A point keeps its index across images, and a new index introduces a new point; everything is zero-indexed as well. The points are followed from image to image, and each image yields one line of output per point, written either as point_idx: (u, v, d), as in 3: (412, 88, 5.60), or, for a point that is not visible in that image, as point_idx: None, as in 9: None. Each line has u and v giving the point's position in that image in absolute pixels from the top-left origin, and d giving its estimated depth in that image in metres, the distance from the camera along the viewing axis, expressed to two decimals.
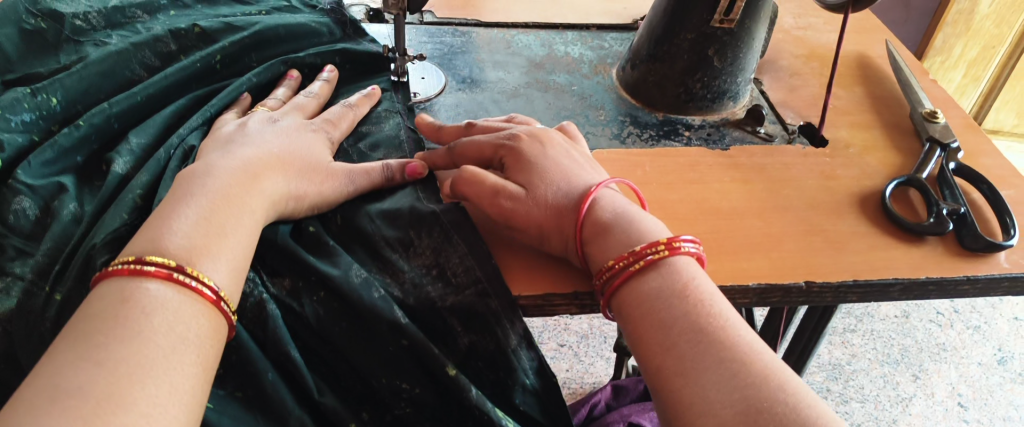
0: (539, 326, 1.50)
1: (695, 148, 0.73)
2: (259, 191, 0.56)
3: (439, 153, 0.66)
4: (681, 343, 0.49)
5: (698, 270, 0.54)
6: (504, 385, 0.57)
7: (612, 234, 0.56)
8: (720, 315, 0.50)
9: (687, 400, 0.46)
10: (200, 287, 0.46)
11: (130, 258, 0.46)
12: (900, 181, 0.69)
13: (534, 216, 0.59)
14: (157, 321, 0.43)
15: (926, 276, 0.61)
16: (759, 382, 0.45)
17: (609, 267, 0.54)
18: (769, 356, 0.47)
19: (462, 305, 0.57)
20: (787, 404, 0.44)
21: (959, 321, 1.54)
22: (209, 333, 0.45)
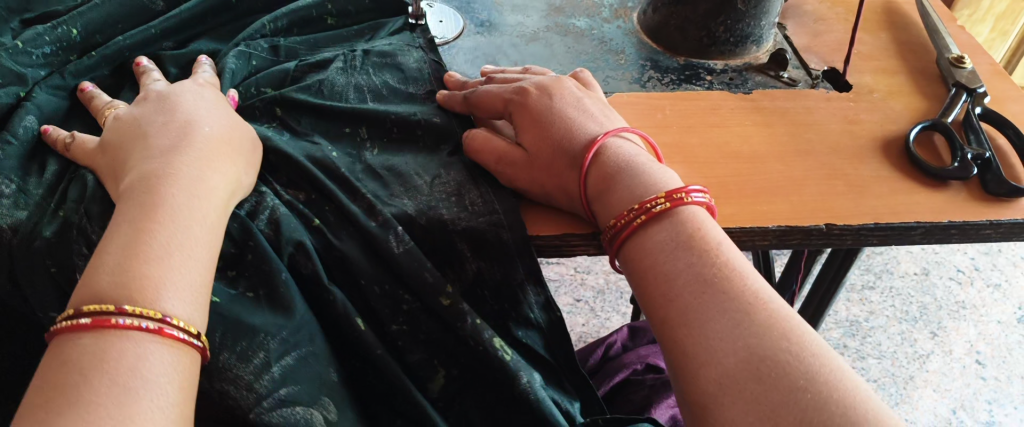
0: (557, 281, 1.51)
1: (716, 92, 0.72)
2: (177, 174, 0.50)
3: (454, 99, 0.66)
4: (683, 295, 0.47)
5: (707, 219, 0.52)
6: (506, 317, 0.57)
7: (617, 189, 0.56)
8: (728, 263, 0.48)
9: (689, 352, 0.45)
10: (164, 327, 0.42)
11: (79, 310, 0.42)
12: (924, 125, 0.67)
13: (538, 175, 0.59)
14: (137, 366, 0.40)
15: (948, 220, 0.61)
16: (763, 330, 0.43)
17: (612, 224, 0.54)
18: (776, 304, 0.45)
19: (474, 229, 0.57)
20: (791, 352, 0.42)
21: (980, 279, 1.53)
22: (186, 374, 0.42)
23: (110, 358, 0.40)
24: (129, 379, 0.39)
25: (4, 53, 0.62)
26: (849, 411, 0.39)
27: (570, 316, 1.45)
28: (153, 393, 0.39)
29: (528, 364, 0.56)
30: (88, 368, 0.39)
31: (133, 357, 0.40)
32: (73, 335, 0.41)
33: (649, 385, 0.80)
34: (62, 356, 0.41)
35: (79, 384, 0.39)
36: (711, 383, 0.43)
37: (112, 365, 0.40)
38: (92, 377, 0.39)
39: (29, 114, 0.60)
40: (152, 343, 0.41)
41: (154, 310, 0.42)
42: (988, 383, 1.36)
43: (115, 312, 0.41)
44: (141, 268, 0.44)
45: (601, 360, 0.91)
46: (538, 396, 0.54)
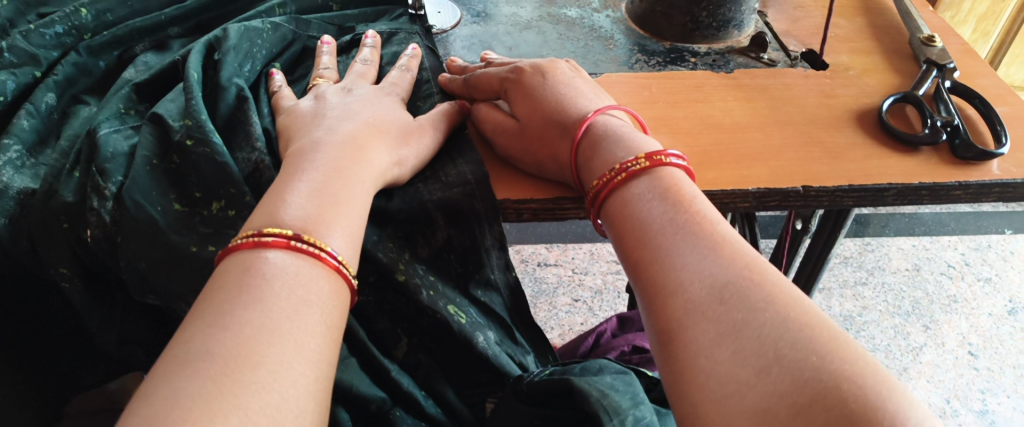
0: (554, 283, 1.54)
1: (700, 71, 0.76)
2: (364, 159, 0.55)
3: (455, 81, 0.70)
4: (657, 236, 0.47)
5: (686, 179, 0.51)
6: (468, 278, 0.62)
7: (600, 155, 0.57)
8: (700, 211, 0.48)
9: (659, 285, 0.44)
10: (319, 253, 0.45)
11: (250, 233, 0.45)
12: (897, 97, 0.72)
13: (529, 144, 0.61)
14: (280, 287, 0.42)
15: (919, 182, 0.64)
16: (729, 263, 0.43)
17: (594, 185, 0.53)
18: (742, 244, 0.45)
19: (447, 200, 0.60)
20: (753, 280, 0.42)
21: (971, 273, 1.56)
22: (331, 296, 0.44)
23: (245, 276, 0.43)
24: (305, 293, 0.42)
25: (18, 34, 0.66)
26: (805, 329, 0.39)
27: (568, 315, 1.48)
28: (319, 310, 0.42)
29: (483, 322, 0.61)
30: (266, 276, 0.42)
31: (308, 276, 0.43)
32: (241, 250, 0.44)
33: (635, 363, 0.83)
34: (225, 270, 0.44)
35: (241, 294, 0.41)
36: (676, 310, 0.42)
37: (289, 276, 0.43)
38: (268, 281, 0.42)
39: (50, 91, 0.64)
40: (319, 269, 0.44)
41: (321, 242, 0.46)
42: (981, 374, 1.38)
43: (293, 237, 0.45)
44: (286, 199, 0.48)
45: (591, 348, 0.93)
46: (492, 352, 0.60)
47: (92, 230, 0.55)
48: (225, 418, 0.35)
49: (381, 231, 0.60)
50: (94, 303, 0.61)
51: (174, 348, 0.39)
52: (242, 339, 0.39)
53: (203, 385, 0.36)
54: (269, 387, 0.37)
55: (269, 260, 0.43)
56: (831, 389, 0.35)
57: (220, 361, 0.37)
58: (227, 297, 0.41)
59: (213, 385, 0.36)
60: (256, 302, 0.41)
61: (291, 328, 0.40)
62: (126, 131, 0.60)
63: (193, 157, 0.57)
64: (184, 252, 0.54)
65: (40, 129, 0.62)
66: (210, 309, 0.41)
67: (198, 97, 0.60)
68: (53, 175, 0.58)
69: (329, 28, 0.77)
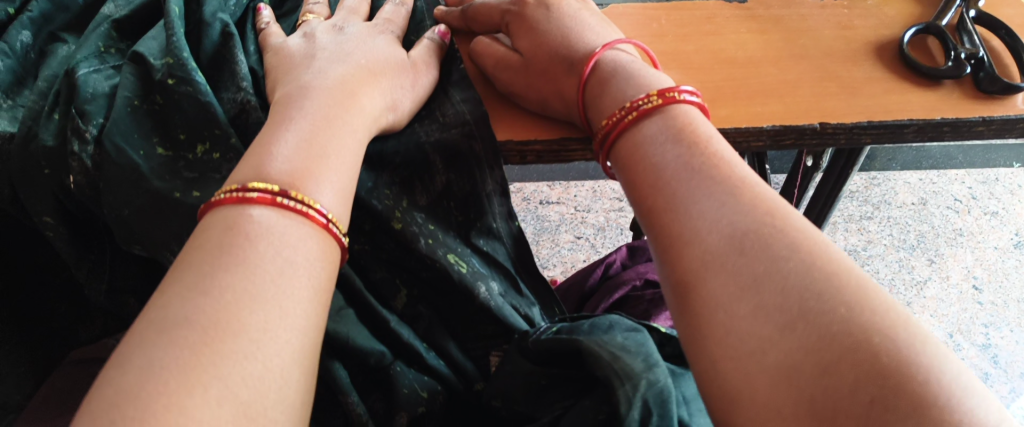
0: (557, 220, 1.52)
1: (712, 2, 0.73)
2: (355, 105, 0.52)
3: (454, 14, 0.66)
4: (672, 181, 0.44)
5: (700, 117, 0.49)
6: (470, 226, 0.59)
7: (609, 91, 0.54)
8: (717, 153, 0.45)
9: (675, 234, 0.42)
10: (306, 210, 0.43)
11: (233, 187, 0.42)
12: (918, 28, 0.68)
13: (532, 81, 0.58)
14: (265, 247, 0.40)
15: (941, 118, 0.61)
16: (749, 210, 0.41)
17: (604, 124, 0.51)
18: (762, 188, 0.42)
19: (446, 142, 0.58)
20: (775, 227, 0.39)
21: (977, 207, 1.54)
22: (319, 255, 0.42)
23: (229, 236, 0.40)
24: (291, 254, 0.40)
25: None
26: (832, 277, 0.36)
27: (571, 252, 1.47)
28: (307, 273, 0.40)
29: (487, 272, 0.59)
30: (251, 235, 0.40)
31: (295, 236, 0.41)
32: (222, 206, 0.42)
33: (648, 301, 0.80)
34: (207, 227, 0.41)
35: (223, 255, 0.39)
36: (694, 260, 0.40)
37: (275, 236, 0.41)
38: (253, 242, 0.40)
39: (24, 28, 0.60)
40: (308, 227, 0.42)
41: (311, 200, 0.43)
42: (985, 308, 1.37)
43: (279, 193, 0.42)
44: (273, 149, 0.46)
45: (601, 280, 0.88)
46: (495, 303, 0.58)
47: (74, 177, 0.52)
48: (204, 391, 0.33)
49: (378, 175, 0.57)
50: (82, 250, 0.58)
51: (153, 311, 0.37)
52: (223, 306, 0.37)
53: (181, 354, 0.34)
54: (251, 357, 0.35)
55: (254, 218, 0.41)
56: (862, 343, 0.33)
57: (201, 330, 0.35)
58: (208, 257, 0.39)
59: (189, 356, 0.34)
60: (239, 263, 0.39)
61: (276, 293, 0.38)
62: (106, 70, 0.57)
63: (175, 97, 0.53)
64: (168, 199, 0.51)
65: (16, 70, 0.59)
66: (191, 270, 0.38)
67: (181, 31, 0.56)
68: (32, 119, 0.55)
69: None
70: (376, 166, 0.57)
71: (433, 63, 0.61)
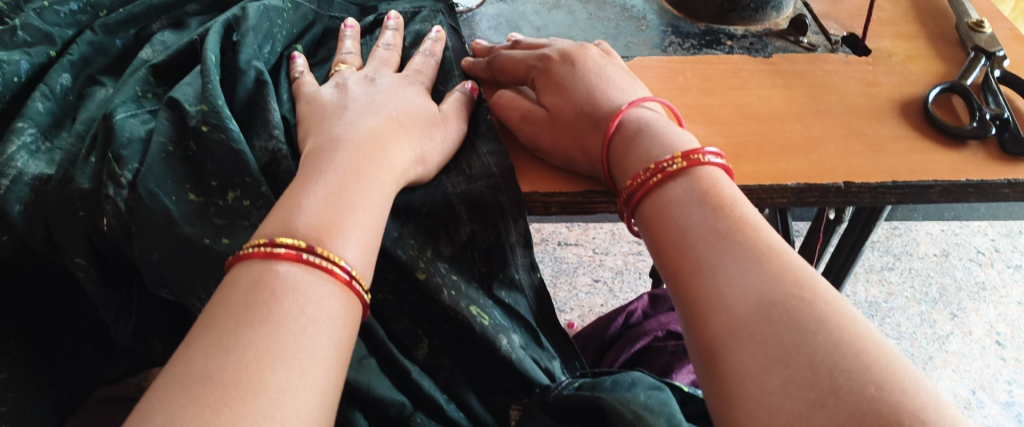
0: (575, 262, 1.52)
1: (737, 56, 0.73)
2: (384, 159, 0.53)
3: (481, 65, 0.68)
4: (697, 245, 0.45)
5: (725, 179, 0.50)
6: (492, 278, 0.59)
7: (634, 150, 0.55)
8: (743, 218, 0.46)
9: (702, 300, 0.43)
10: (329, 267, 0.43)
11: (261, 241, 0.43)
12: (943, 87, 0.68)
13: (557, 137, 0.59)
14: (289, 304, 0.40)
15: (966, 179, 0.61)
16: (776, 278, 0.41)
17: (628, 185, 0.52)
18: (790, 256, 0.43)
19: (472, 194, 0.59)
20: (802, 298, 0.40)
21: (1000, 260, 1.52)
22: (342, 313, 0.42)
23: (256, 291, 0.41)
24: (314, 312, 0.41)
25: (32, 12, 0.65)
26: (860, 354, 0.37)
27: (588, 296, 1.46)
28: (329, 331, 0.41)
29: (508, 325, 0.59)
30: (276, 292, 0.41)
31: (319, 293, 0.42)
32: (250, 260, 0.43)
33: (671, 352, 0.80)
34: (234, 281, 0.42)
35: (248, 312, 0.40)
36: (722, 327, 0.41)
37: (299, 293, 0.41)
38: (277, 299, 0.40)
39: (65, 71, 0.63)
40: (332, 284, 0.43)
41: (337, 256, 0.44)
42: (1009, 364, 1.35)
43: (306, 249, 0.43)
44: (300, 202, 0.47)
45: (622, 328, 0.88)
46: (517, 356, 0.58)
47: (108, 219, 0.54)
48: None
49: (404, 226, 0.58)
50: (111, 293, 0.59)
51: (177, 367, 0.37)
52: (246, 364, 0.37)
53: (201, 414, 0.35)
54: (271, 418, 0.36)
55: (280, 274, 0.42)
56: (891, 424, 0.33)
57: (219, 389, 0.36)
58: (234, 313, 0.40)
59: (209, 415, 0.35)
60: (263, 321, 0.39)
61: (298, 352, 0.39)
62: (143, 115, 0.59)
63: (208, 144, 0.56)
64: (198, 244, 0.52)
65: (55, 112, 0.62)
66: (216, 326, 0.39)
67: (216, 79, 0.59)
68: (69, 161, 0.57)
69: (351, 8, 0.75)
70: (402, 216, 0.59)
71: (462, 115, 0.63)
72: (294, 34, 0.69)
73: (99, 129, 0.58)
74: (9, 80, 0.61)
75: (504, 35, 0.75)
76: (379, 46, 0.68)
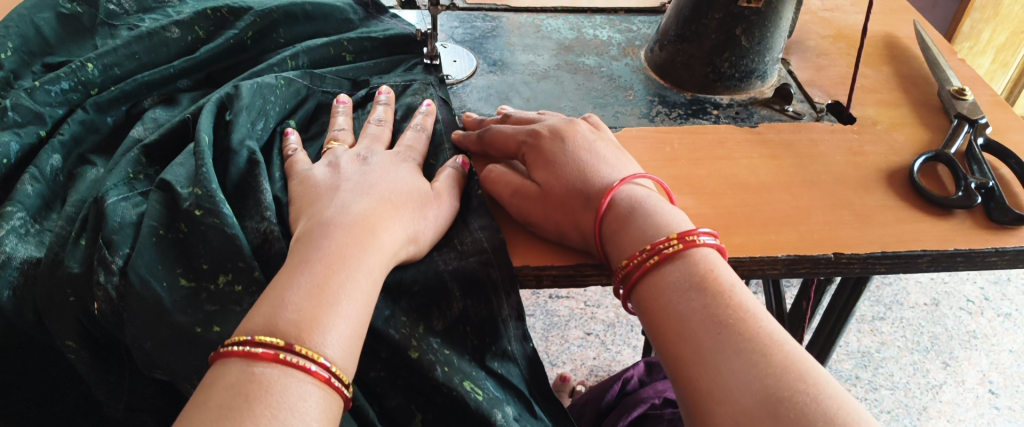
0: (566, 315, 1.52)
1: (723, 125, 0.74)
2: (374, 243, 0.53)
3: (471, 138, 0.68)
4: (698, 334, 0.46)
5: (719, 261, 0.51)
6: (484, 350, 0.58)
7: (628, 229, 0.56)
8: (741, 305, 0.47)
9: (707, 392, 0.44)
10: (306, 365, 0.43)
11: (243, 338, 0.44)
12: (927, 156, 0.69)
13: (551, 211, 0.60)
14: (263, 408, 0.41)
15: (954, 248, 0.62)
16: (779, 370, 0.42)
17: (623, 265, 0.53)
18: (791, 346, 0.44)
19: (464, 270, 0.59)
20: (807, 393, 0.41)
21: (990, 308, 1.53)
22: (317, 414, 0.42)
23: (235, 394, 0.42)
24: (288, 416, 0.41)
25: (22, 92, 0.65)
26: None
27: (581, 349, 1.45)
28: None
29: (501, 397, 0.57)
30: (251, 397, 0.41)
31: (295, 395, 0.42)
32: (231, 358, 0.44)
33: (668, 419, 0.82)
34: (214, 381, 0.43)
35: (222, 418, 0.40)
36: (728, 422, 0.42)
37: (274, 396, 0.42)
38: (252, 404, 0.41)
39: (55, 152, 0.63)
40: (309, 384, 0.43)
41: (315, 353, 0.44)
42: (1003, 413, 1.34)
43: (283, 348, 0.43)
44: (285, 295, 0.47)
45: (619, 394, 0.92)
46: None
47: (99, 305, 0.54)
48: None
49: (395, 304, 0.58)
50: (102, 372, 0.59)
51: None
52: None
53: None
54: None
55: (256, 376, 0.42)
56: None
57: None
58: (209, 418, 0.40)
59: None
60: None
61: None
62: (134, 198, 0.59)
63: (201, 228, 0.55)
64: (190, 333, 0.53)
65: (45, 193, 0.61)
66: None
67: (210, 163, 0.59)
68: (58, 244, 0.57)
69: (343, 82, 0.75)
70: (394, 294, 0.58)
71: (454, 192, 0.63)
72: (286, 110, 0.69)
73: (89, 212, 0.58)
74: None
75: (494, 107, 0.76)
76: (370, 122, 0.69)
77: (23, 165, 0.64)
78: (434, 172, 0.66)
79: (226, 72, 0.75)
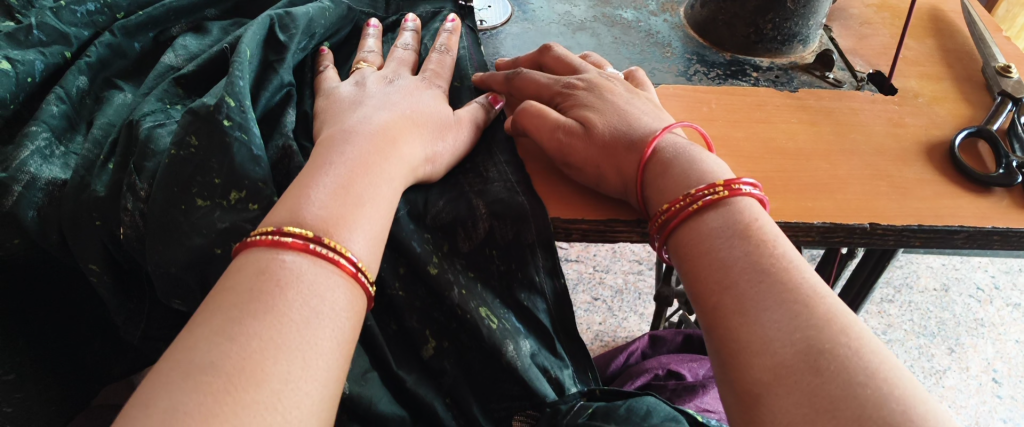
0: (574, 278, 1.51)
1: (762, 88, 0.73)
2: (395, 154, 0.52)
3: (498, 78, 0.66)
4: (739, 282, 0.45)
5: (760, 211, 0.50)
6: (512, 278, 0.57)
7: (671, 173, 0.54)
8: (784, 256, 0.46)
9: (744, 342, 0.42)
10: (335, 257, 0.42)
11: (269, 229, 0.43)
12: (969, 132, 0.67)
13: (592, 154, 0.58)
14: (294, 295, 0.40)
15: (992, 225, 0.60)
16: (822, 323, 0.41)
17: (664, 210, 0.52)
18: (833, 300, 0.43)
19: (490, 192, 0.58)
20: (851, 347, 0.40)
21: (1000, 297, 1.52)
22: (345, 306, 0.42)
23: (270, 279, 0.40)
24: (318, 303, 0.40)
25: (48, 11, 0.64)
26: (910, 411, 0.36)
27: (587, 313, 1.45)
28: (332, 322, 0.40)
29: (521, 330, 0.57)
30: (282, 281, 0.40)
31: (323, 285, 0.41)
32: (257, 247, 0.42)
33: (672, 389, 0.83)
34: (239, 269, 0.42)
35: (252, 300, 0.39)
36: (766, 372, 0.41)
37: (305, 283, 0.41)
38: (284, 289, 0.40)
39: (80, 74, 0.61)
40: (335, 275, 0.42)
41: (342, 247, 0.43)
42: (1004, 402, 1.33)
43: (313, 239, 0.42)
44: (310, 192, 0.46)
45: (623, 366, 0.94)
46: (522, 363, 0.55)
47: (124, 229, 0.54)
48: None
49: (419, 222, 0.57)
50: (123, 299, 0.58)
51: (181, 349, 0.37)
52: (249, 352, 0.37)
53: (204, 399, 0.34)
54: (274, 408, 0.35)
55: (285, 263, 0.41)
56: None
57: (223, 376, 0.35)
58: (238, 301, 0.39)
59: (212, 403, 0.34)
60: (268, 311, 0.39)
61: (302, 342, 0.38)
62: (169, 124, 0.57)
63: (223, 142, 0.53)
64: (208, 254, 0.52)
65: (71, 115, 0.60)
66: (221, 312, 0.39)
67: (243, 76, 0.56)
68: (85, 168, 0.56)
69: (377, 3, 0.74)
70: (418, 215, 0.57)
71: (478, 122, 0.62)
72: (328, 33, 0.68)
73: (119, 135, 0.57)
74: (22, 80, 0.59)
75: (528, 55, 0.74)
76: (397, 46, 0.68)
77: (47, 85, 0.62)
78: (456, 96, 0.67)
79: (253, 3, 0.74)
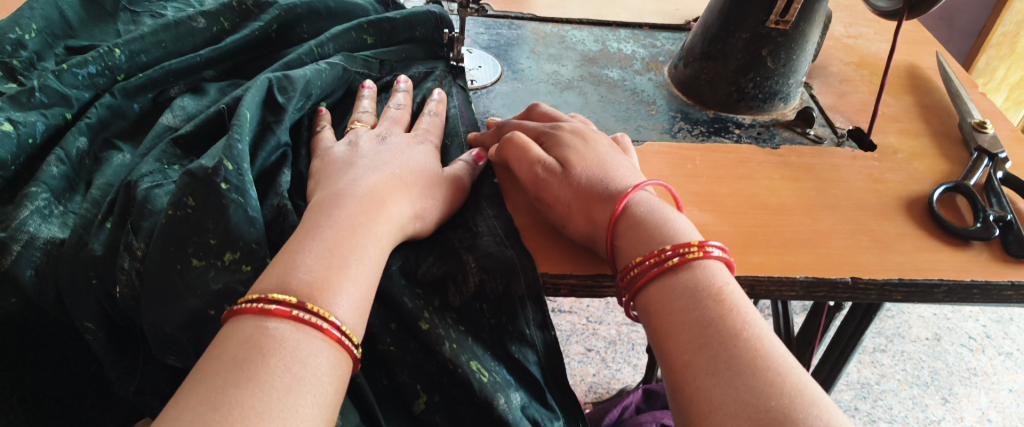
0: (567, 330, 1.51)
1: (745, 145, 0.75)
2: (382, 215, 0.54)
3: (489, 133, 0.68)
4: (711, 343, 0.46)
5: (724, 273, 0.51)
6: (503, 331, 0.58)
7: (642, 229, 0.55)
8: (755, 323, 0.47)
9: (716, 403, 0.43)
10: (318, 322, 0.43)
11: (255, 296, 0.44)
12: (946, 187, 0.69)
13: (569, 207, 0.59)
14: (275, 362, 0.41)
15: (971, 279, 0.61)
16: (794, 393, 0.42)
17: (638, 262, 0.53)
18: (801, 371, 0.44)
19: (482, 247, 0.59)
20: (821, 419, 0.41)
21: (991, 346, 1.53)
22: (329, 370, 0.42)
23: (255, 346, 0.41)
24: (301, 370, 0.41)
25: (50, 74, 0.66)
26: None
27: (580, 365, 1.45)
28: (314, 388, 0.41)
29: (511, 381, 0.56)
30: (265, 350, 0.41)
31: (305, 351, 0.42)
32: (243, 314, 0.44)
33: None
34: (227, 336, 0.43)
35: (236, 369, 0.40)
36: None
37: (288, 350, 0.42)
38: (266, 357, 0.41)
39: (80, 135, 0.63)
40: (318, 340, 0.43)
41: (326, 312, 0.44)
42: None
43: (297, 306, 0.43)
44: (298, 258, 0.47)
45: (617, 419, 0.94)
46: (513, 416, 0.54)
47: (120, 288, 0.55)
48: None
49: (410, 277, 0.58)
50: (118, 356, 0.59)
51: (167, 417, 0.38)
52: (231, 422, 0.37)
53: None
54: None
55: (268, 330, 0.42)
56: None
57: None
58: (223, 370, 0.40)
59: None
60: (249, 380, 0.39)
61: (282, 410, 0.39)
62: (167, 185, 0.58)
63: (220, 202, 0.54)
64: (205, 314, 0.53)
65: (71, 175, 0.61)
66: (206, 381, 0.40)
67: (242, 139, 0.58)
68: (83, 227, 0.57)
69: (372, 64, 0.75)
70: (410, 266, 0.59)
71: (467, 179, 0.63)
72: (325, 93, 0.70)
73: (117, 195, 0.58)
74: (22, 141, 0.61)
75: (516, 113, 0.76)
76: (390, 106, 0.70)
77: (47, 145, 0.64)
78: (448, 153, 0.68)
79: (249, 64, 0.76)
